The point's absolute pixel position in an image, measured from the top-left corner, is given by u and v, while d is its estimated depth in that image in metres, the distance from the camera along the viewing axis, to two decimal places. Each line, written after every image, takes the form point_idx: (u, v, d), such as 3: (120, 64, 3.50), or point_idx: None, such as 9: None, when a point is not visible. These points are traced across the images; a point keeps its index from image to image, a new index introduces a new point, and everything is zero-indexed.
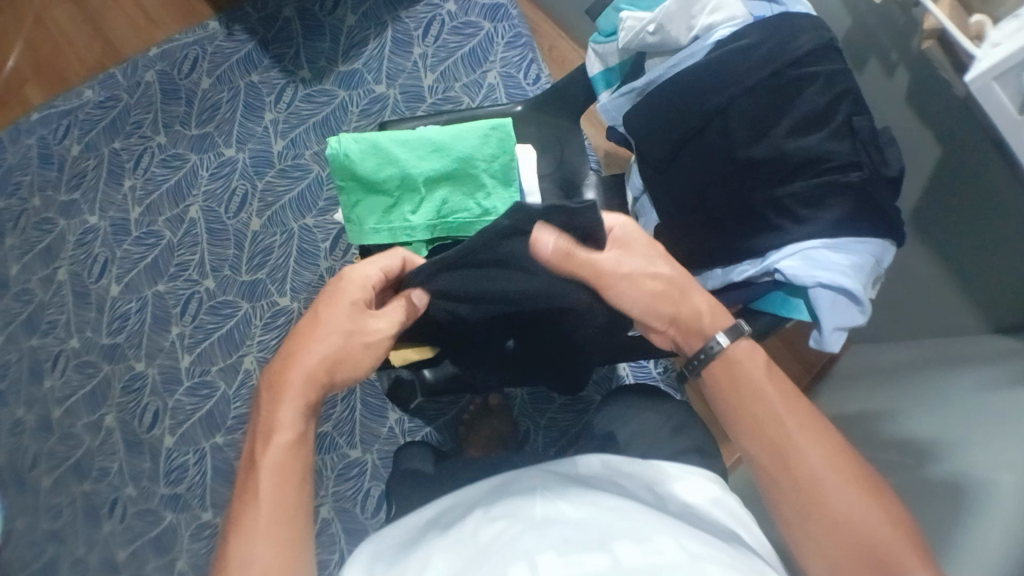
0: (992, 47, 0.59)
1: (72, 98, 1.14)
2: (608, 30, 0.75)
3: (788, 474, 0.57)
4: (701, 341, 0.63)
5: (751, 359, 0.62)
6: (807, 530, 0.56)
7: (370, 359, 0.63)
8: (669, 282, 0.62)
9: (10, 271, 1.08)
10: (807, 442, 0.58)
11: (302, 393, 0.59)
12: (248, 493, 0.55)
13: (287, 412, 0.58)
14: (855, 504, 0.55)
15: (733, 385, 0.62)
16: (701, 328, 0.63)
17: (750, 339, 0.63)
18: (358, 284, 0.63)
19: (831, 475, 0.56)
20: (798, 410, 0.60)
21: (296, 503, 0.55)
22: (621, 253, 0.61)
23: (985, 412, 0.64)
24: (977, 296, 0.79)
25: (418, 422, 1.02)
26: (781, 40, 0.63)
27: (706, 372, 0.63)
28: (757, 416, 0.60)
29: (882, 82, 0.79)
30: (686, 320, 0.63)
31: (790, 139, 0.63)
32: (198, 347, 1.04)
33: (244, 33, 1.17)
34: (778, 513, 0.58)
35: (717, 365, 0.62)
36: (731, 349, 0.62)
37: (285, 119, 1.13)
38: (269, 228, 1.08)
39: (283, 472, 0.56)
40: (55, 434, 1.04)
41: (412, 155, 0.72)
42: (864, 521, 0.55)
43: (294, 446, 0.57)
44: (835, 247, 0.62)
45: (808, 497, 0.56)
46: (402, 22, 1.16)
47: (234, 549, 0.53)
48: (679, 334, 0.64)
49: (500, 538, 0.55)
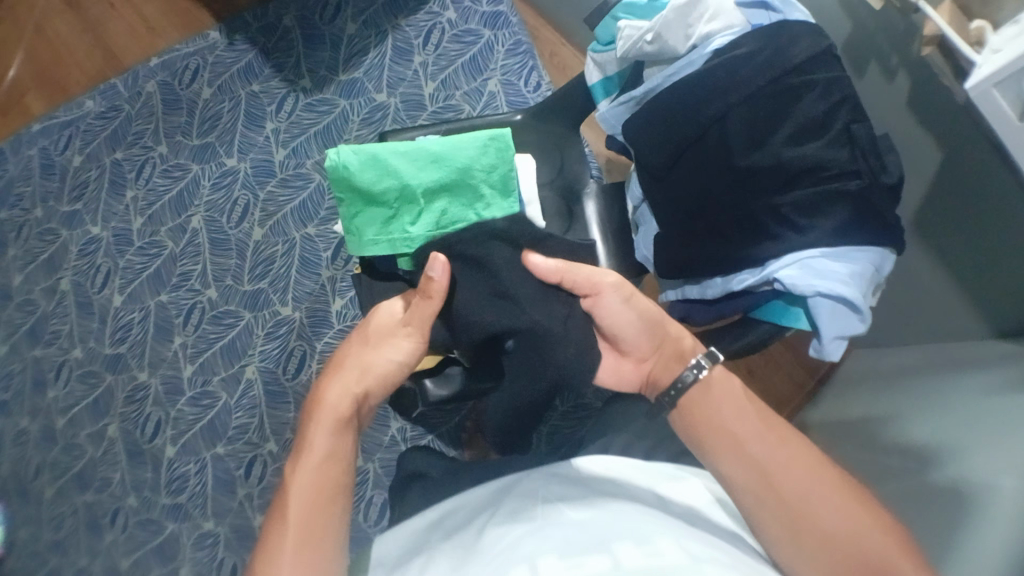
0: (992, 53, 0.59)
1: (74, 108, 1.15)
2: (607, 39, 0.76)
3: (772, 491, 0.57)
4: (681, 366, 0.65)
5: (727, 383, 0.63)
6: (800, 548, 0.55)
7: (403, 363, 0.67)
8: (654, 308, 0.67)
9: (13, 282, 1.09)
10: (789, 460, 0.58)
11: (335, 414, 0.63)
12: (280, 515, 0.57)
13: (321, 431, 0.61)
14: (847, 512, 0.56)
15: (709, 410, 0.62)
16: (682, 350, 0.66)
17: (724, 365, 0.64)
18: (384, 313, 0.68)
19: (817, 490, 0.57)
20: (776, 427, 0.60)
21: (329, 522, 0.57)
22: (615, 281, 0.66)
23: (982, 419, 0.64)
24: (979, 301, 0.78)
25: (420, 430, 1.02)
26: (778, 47, 0.63)
27: (684, 400, 0.63)
28: (737, 438, 0.59)
29: (882, 88, 0.79)
30: (669, 347, 0.67)
31: (789, 147, 0.62)
32: (200, 357, 1.05)
33: (245, 42, 1.17)
34: (766, 535, 0.57)
35: (695, 392, 0.62)
36: (710, 373, 0.63)
37: (286, 128, 1.13)
38: (271, 237, 1.09)
39: (310, 491, 0.58)
40: (58, 444, 1.04)
41: (411, 166, 0.72)
42: (858, 528, 0.55)
43: (327, 463, 0.60)
44: (834, 257, 0.62)
45: (799, 512, 0.56)
46: (403, 30, 1.16)
47: (260, 567, 0.55)
48: (660, 363, 0.67)
49: (498, 542, 0.55)
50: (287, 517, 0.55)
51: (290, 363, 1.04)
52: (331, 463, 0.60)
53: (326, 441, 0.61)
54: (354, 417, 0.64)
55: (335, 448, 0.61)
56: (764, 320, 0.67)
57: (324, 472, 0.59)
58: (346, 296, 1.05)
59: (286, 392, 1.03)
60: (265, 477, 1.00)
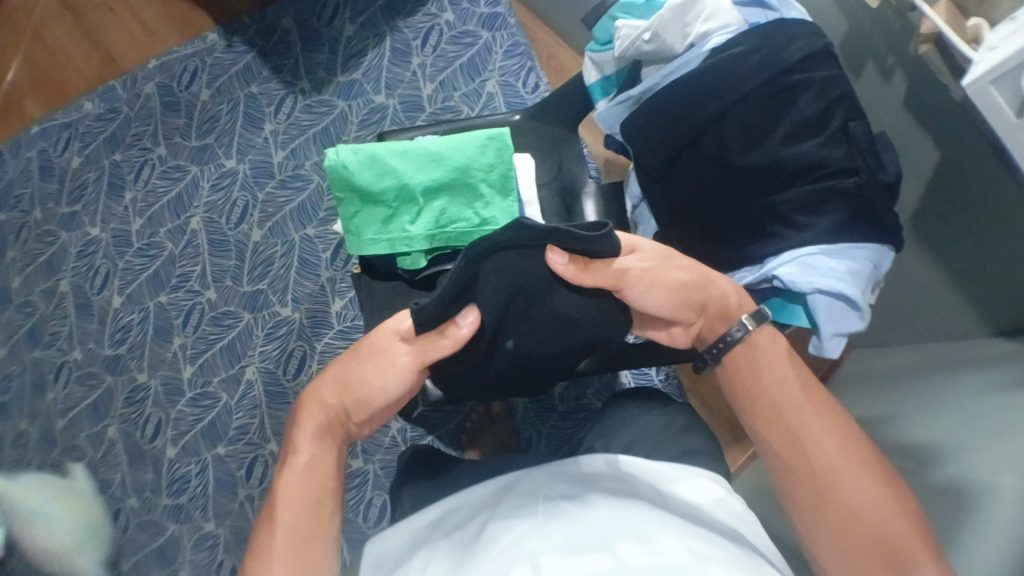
0: (989, 50, 0.59)
1: (72, 110, 1.15)
2: (605, 39, 0.76)
3: (803, 462, 0.59)
4: (725, 325, 0.65)
5: (773, 347, 0.64)
6: (819, 519, 0.58)
7: (390, 394, 0.64)
8: (690, 271, 0.64)
9: (12, 284, 1.09)
10: (824, 433, 0.60)
11: (318, 424, 0.63)
12: (271, 517, 0.59)
13: (305, 438, 0.62)
14: (870, 490, 0.57)
15: (752, 373, 0.64)
16: (727, 312, 0.64)
17: (772, 327, 0.65)
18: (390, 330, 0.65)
19: (846, 465, 0.58)
20: (816, 399, 0.62)
21: (318, 527, 0.58)
22: (636, 258, 0.62)
23: (987, 414, 0.64)
24: (976, 300, 0.78)
25: (421, 430, 1.01)
26: (776, 46, 0.63)
27: (727, 358, 0.65)
28: (775, 405, 0.62)
29: (878, 87, 0.79)
30: (714, 308, 0.64)
31: (785, 146, 0.63)
32: (200, 358, 1.04)
33: (243, 45, 1.18)
34: (792, 503, 0.60)
35: (739, 350, 0.65)
36: (755, 334, 0.64)
37: (285, 129, 1.13)
38: (270, 238, 1.09)
39: (298, 494, 0.59)
40: (58, 446, 1.03)
41: (409, 166, 0.73)
42: (882, 507, 0.56)
43: (311, 468, 0.61)
44: (831, 254, 0.62)
45: (824, 485, 0.58)
46: (401, 32, 1.16)
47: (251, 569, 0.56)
48: (706, 322, 0.65)
49: (505, 536, 0.55)
50: (274, 522, 0.57)
51: (290, 364, 1.03)
52: (315, 466, 0.61)
53: (308, 447, 0.62)
54: (338, 427, 0.64)
55: (318, 454, 0.62)
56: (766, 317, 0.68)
57: (308, 476, 0.61)
58: (345, 298, 1.05)
59: (286, 393, 1.03)
60: (266, 478, 1.00)
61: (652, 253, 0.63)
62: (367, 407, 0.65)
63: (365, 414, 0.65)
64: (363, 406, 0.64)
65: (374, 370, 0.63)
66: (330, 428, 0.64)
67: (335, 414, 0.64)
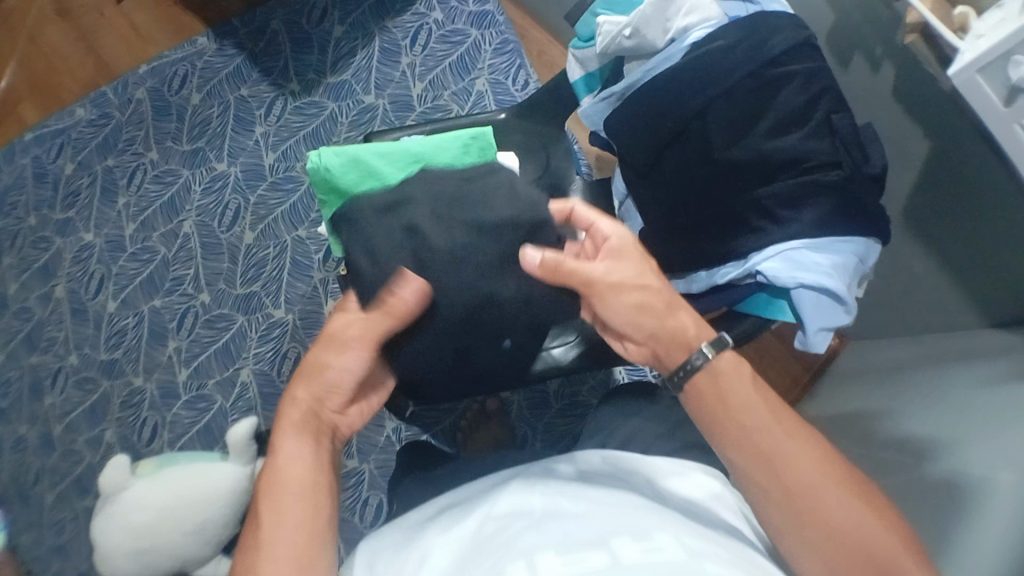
0: (975, 39, 0.58)
1: (65, 116, 1.16)
2: (587, 35, 0.75)
3: (777, 484, 0.57)
4: (684, 354, 0.63)
5: (736, 372, 0.62)
6: (800, 537, 0.56)
7: (353, 368, 0.63)
8: (658, 296, 0.63)
9: (9, 290, 1.09)
10: (796, 452, 0.58)
11: (296, 422, 0.62)
12: (257, 523, 0.57)
13: (287, 438, 0.61)
14: (851, 508, 0.56)
15: (719, 397, 0.61)
16: (686, 340, 0.62)
17: (735, 352, 0.63)
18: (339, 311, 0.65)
19: (823, 483, 0.57)
20: (785, 419, 0.60)
21: (313, 520, 0.57)
22: (613, 266, 0.62)
23: (982, 409, 0.63)
24: (972, 292, 0.77)
25: (416, 430, 1.03)
26: (757, 40, 0.63)
27: (691, 384, 0.62)
28: (744, 428, 0.59)
29: (864, 79, 0.78)
30: (669, 334, 0.63)
31: (769, 140, 0.62)
32: (195, 361, 1.05)
33: (233, 47, 1.19)
34: (769, 523, 0.57)
35: (701, 377, 0.62)
36: (717, 361, 0.62)
37: (276, 131, 1.14)
38: (263, 241, 1.09)
39: (280, 492, 0.58)
40: (56, 451, 1.02)
41: (392, 167, 0.72)
42: (862, 524, 0.55)
43: (290, 464, 0.59)
44: (817, 248, 0.61)
45: (802, 505, 0.56)
46: (390, 31, 1.17)
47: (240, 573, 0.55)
48: (660, 347, 0.64)
49: (501, 537, 0.54)
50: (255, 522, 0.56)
51: (285, 365, 1.04)
52: (295, 464, 0.59)
53: (288, 443, 0.60)
54: (318, 423, 0.63)
55: (298, 450, 0.60)
56: (749, 314, 0.66)
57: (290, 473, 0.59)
58: (338, 298, 1.06)
59: (280, 394, 1.04)
60: None
61: (625, 264, 0.63)
62: (341, 389, 0.64)
63: (334, 398, 0.64)
64: (335, 389, 0.64)
65: (331, 347, 0.63)
66: (306, 423, 0.62)
67: (311, 408, 0.63)
